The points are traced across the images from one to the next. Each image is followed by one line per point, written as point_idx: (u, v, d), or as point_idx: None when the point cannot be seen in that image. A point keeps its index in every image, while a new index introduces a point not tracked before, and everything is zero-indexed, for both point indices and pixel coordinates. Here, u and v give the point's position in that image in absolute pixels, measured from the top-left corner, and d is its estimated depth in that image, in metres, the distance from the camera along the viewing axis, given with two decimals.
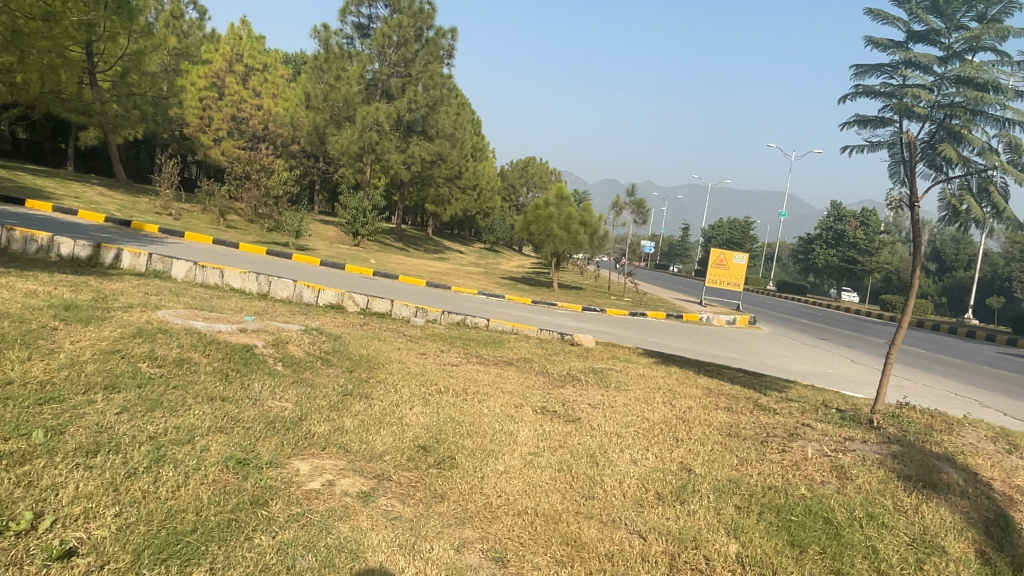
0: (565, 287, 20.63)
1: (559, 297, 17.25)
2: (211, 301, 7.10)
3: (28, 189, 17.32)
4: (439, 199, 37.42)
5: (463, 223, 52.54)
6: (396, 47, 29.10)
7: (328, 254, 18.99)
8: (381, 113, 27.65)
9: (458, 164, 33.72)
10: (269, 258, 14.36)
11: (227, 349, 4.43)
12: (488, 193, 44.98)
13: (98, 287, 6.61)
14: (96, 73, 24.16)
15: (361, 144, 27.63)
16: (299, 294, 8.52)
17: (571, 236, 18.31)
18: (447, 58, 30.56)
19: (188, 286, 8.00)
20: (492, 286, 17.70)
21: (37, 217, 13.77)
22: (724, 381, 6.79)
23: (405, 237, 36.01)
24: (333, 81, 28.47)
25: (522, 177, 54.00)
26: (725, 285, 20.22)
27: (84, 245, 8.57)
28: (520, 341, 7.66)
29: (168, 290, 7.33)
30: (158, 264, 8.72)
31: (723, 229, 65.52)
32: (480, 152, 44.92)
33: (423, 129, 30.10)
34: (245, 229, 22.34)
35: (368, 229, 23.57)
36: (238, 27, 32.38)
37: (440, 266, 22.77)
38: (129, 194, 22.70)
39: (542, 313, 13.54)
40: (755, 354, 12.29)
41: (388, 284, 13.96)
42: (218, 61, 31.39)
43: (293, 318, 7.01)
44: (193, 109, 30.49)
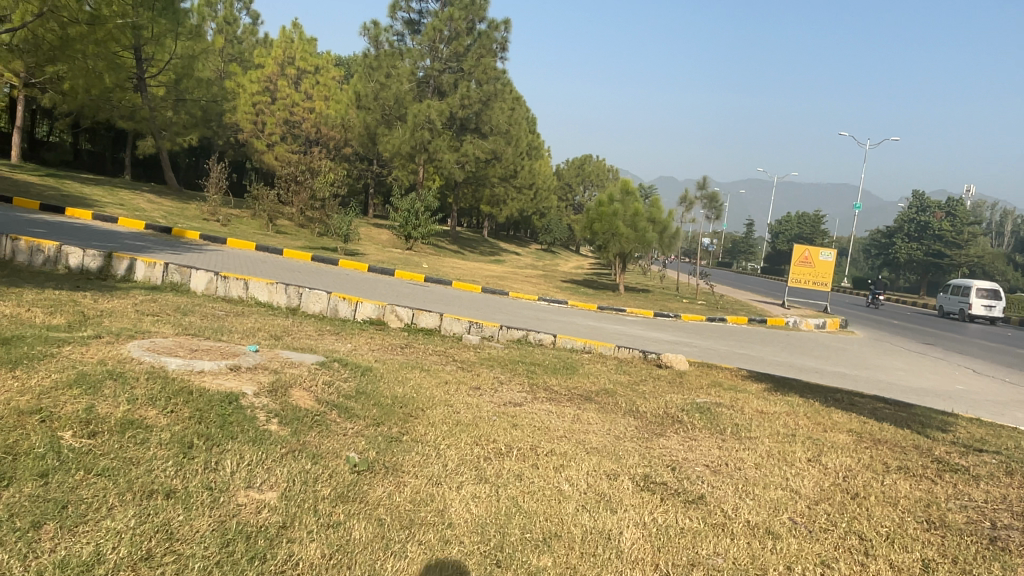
0: (632, 289, 19.11)
1: (628, 302, 15.70)
2: (224, 321, 5.89)
3: (70, 197, 16.73)
4: (493, 199, 36.28)
5: (519, 224, 51.28)
6: (448, 42, 27.84)
7: (378, 258, 17.97)
8: (433, 110, 26.58)
9: (513, 163, 32.56)
10: (312, 266, 13.30)
11: (199, 404, 3.11)
12: (544, 193, 43.66)
13: (90, 306, 5.50)
14: (146, 78, 23.79)
15: (413, 143, 26.67)
16: (334, 309, 7.29)
17: (638, 234, 16.63)
18: (500, 52, 29.22)
19: (205, 302, 6.87)
20: (553, 290, 16.30)
21: (74, 227, 13.05)
22: (868, 420, 5.27)
23: (459, 239, 35.03)
24: (383, 80, 27.63)
25: (578, 176, 52.62)
26: (812, 285, 18.37)
27: (94, 255, 7.52)
28: (596, 365, 6.22)
29: (178, 308, 6.18)
30: (176, 276, 7.56)
31: (791, 225, 62.49)
32: (535, 149, 43.58)
33: (477, 126, 28.92)
34: (294, 234, 21.60)
35: (421, 232, 22.45)
36: (289, 30, 31.87)
37: (497, 269, 21.55)
38: (179, 201, 22.15)
39: (611, 322, 12.07)
40: (864, 368, 10.49)
41: (440, 292, 12.73)
42: (270, 66, 30.86)
43: (320, 339, 5.73)
44: (247, 114, 30.09)
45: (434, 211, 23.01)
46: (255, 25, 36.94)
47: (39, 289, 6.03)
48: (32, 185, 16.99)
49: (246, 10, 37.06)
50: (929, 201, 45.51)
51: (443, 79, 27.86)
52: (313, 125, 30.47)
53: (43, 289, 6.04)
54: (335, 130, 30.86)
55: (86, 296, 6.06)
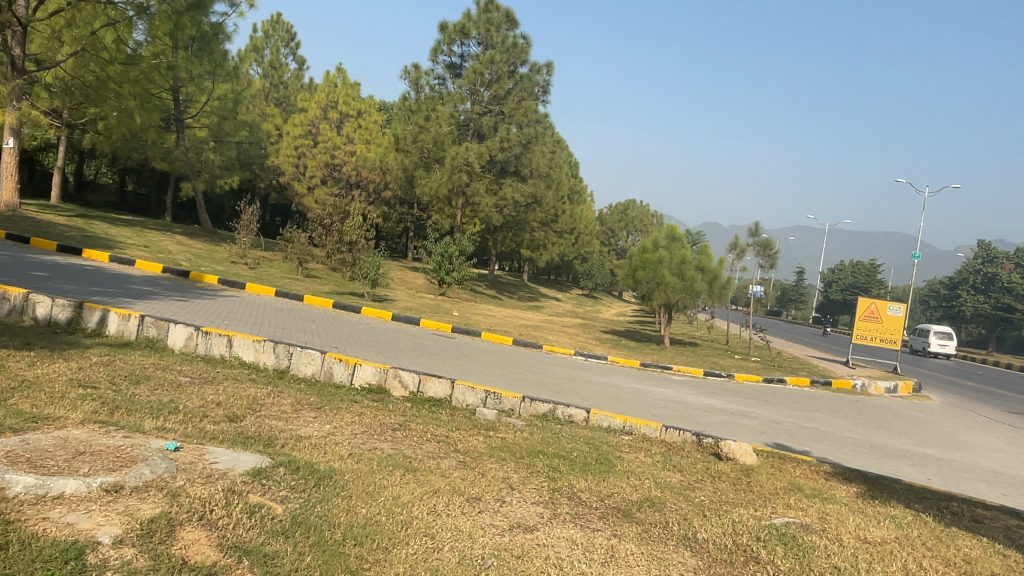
0: (679, 342, 17.70)
1: (674, 358, 14.32)
2: (178, 394, 4.80)
3: (92, 238, 16.27)
4: (533, 243, 35.34)
5: (560, 269, 50.31)
6: (489, 85, 27.16)
7: (406, 305, 16.99)
8: (472, 153, 25.81)
9: (554, 207, 31.70)
10: (332, 315, 12.34)
11: (13, 568, 2.02)
12: (585, 238, 42.68)
13: (13, 373, 4.49)
14: (183, 119, 23.65)
15: (450, 186, 26.04)
16: (329, 372, 6.22)
17: (685, 284, 15.33)
18: (542, 95, 28.50)
19: (179, 366, 5.84)
20: (592, 342, 15.02)
21: (85, 269, 12.38)
22: (1016, 556, 3.89)
23: (498, 284, 34.10)
24: (422, 122, 27.14)
25: (621, 222, 51.58)
26: (879, 342, 16.77)
27: (64, 305, 6.61)
28: (640, 457, 4.94)
29: (138, 375, 5.16)
30: (153, 330, 6.56)
31: (844, 273, 60.19)
32: (577, 195, 42.71)
33: (517, 169, 28.21)
34: (324, 278, 20.88)
35: (455, 277, 21.47)
36: (333, 75, 31.70)
37: (533, 318, 20.40)
38: (209, 243, 21.68)
39: (656, 384, 10.74)
40: (955, 448, 8.94)
41: (465, 345, 11.60)
42: (313, 109, 30.29)
43: (293, 420, 4.61)
44: (288, 157, 29.74)
45: (469, 255, 22.05)
46: (301, 70, 37.24)
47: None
48: (56, 225, 16.57)
49: (291, 55, 37.33)
50: (996, 251, 42.99)
51: (483, 122, 27.12)
52: (353, 169, 30.01)
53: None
54: (374, 172, 30.39)
55: (22, 356, 5.07)
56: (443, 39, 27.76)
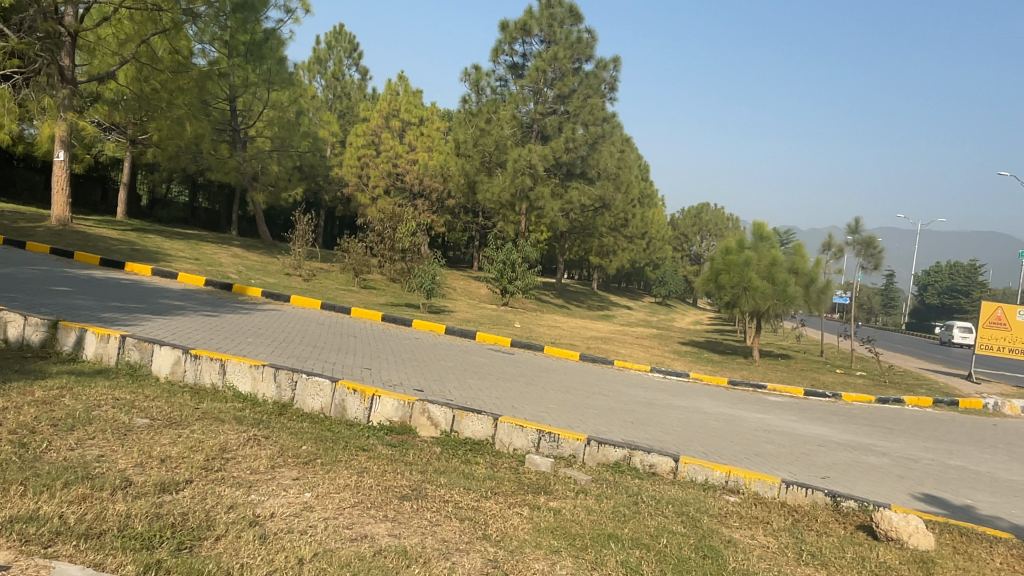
0: (771, 355, 15.74)
1: (767, 374, 12.45)
2: (116, 446, 3.52)
3: (142, 252, 15.72)
4: (602, 250, 33.69)
5: (632, 276, 48.46)
6: (553, 84, 25.80)
7: (465, 316, 15.72)
8: (535, 155, 24.45)
9: (624, 211, 29.99)
10: (379, 329, 11.14)
11: None
12: (656, 243, 40.81)
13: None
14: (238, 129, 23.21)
15: (513, 190, 24.79)
16: (341, 406, 4.90)
17: (778, 289, 13.46)
18: (609, 92, 26.97)
19: (154, 401, 4.63)
20: (670, 357, 13.29)
21: (121, 284, 11.57)
22: None
23: (566, 293, 32.54)
24: (483, 125, 25.91)
25: (695, 226, 49.27)
26: (1007, 353, 14.41)
27: (37, 325, 5.50)
28: (760, 545, 3.34)
29: (76, 415, 3.91)
30: (134, 354, 5.38)
31: (941, 276, 55.78)
32: (648, 198, 40.80)
33: (584, 171, 26.64)
34: (382, 290, 19.92)
35: (519, 286, 20.07)
36: (395, 83, 30.97)
37: (605, 329, 18.82)
38: (267, 256, 21.02)
39: (751, 408, 9.00)
40: None
41: (525, 362, 10.13)
42: (375, 118, 29.24)
43: (265, 488, 3.28)
44: (351, 168, 28.89)
45: (533, 263, 20.64)
46: (364, 80, 36.86)
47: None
48: (107, 239, 16.08)
49: (354, 66, 36.90)
50: None
51: (547, 122, 25.71)
52: (416, 177, 29.04)
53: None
54: (436, 180, 29.35)
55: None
56: (504, 38, 26.52)
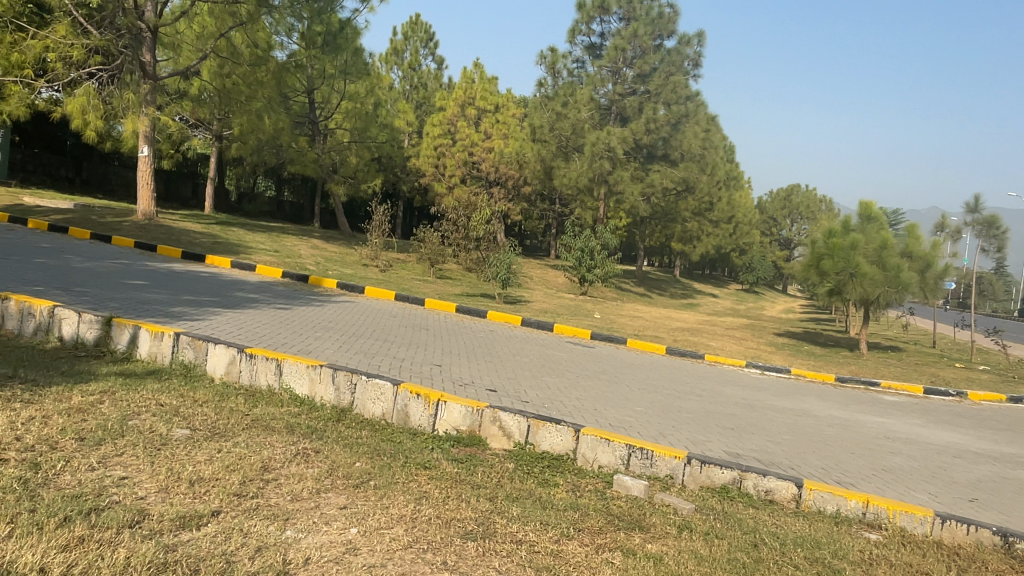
0: (878, 347, 14.38)
1: (877, 370, 11.26)
2: (144, 465, 3.07)
3: (222, 245, 15.84)
4: (685, 235, 32.31)
5: (717, 263, 46.65)
6: (632, 62, 24.74)
7: (543, 307, 15.08)
8: (614, 137, 23.48)
9: (708, 194, 28.57)
10: (453, 322, 10.65)
11: None
12: (743, 227, 39.05)
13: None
14: (316, 121, 23.30)
15: (591, 175, 23.91)
16: (403, 412, 4.36)
17: (888, 275, 12.31)
18: (692, 69, 25.70)
19: (204, 404, 4.23)
20: (766, 350, 12.25)
21: (198, 277, 11.53)
22: None
23: (647, 281, 31.41)
24: (560, 109, 25.11)
25: (784, 209, 46.88)
26: None
27: (91, 322, 5.23)
28: None
29: (106, 425, 3.47)
30: (187, 352, 4.99)
31: None
32: (735, 181, 38.98)
33: (666, 153, 25.45)
34: (458, 280, 19.55)
35: (598, 274, 19.26)
36: (470, 70, 30.55)
37: (691, 319, 17.81)
38: (344, 247, 21.01)
39: (866, 410, 7.97)
40: None
41: (607, 356, 9.40)
42: (451, 107, 28.79)
43: (303, 522, 2.73)
44: (428, 158, 28.64)
45: (613, 250, 19.79)
46: (441, 69, 36.65)
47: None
48: (190, 233, 16.30)
49: (430, 55, 36.57)
50: None
51: (627, 103, 24.72)
52: (492, 165, 28.56)
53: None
54: (512, 167, 28.77)
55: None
56: (581, 17, 25.57)
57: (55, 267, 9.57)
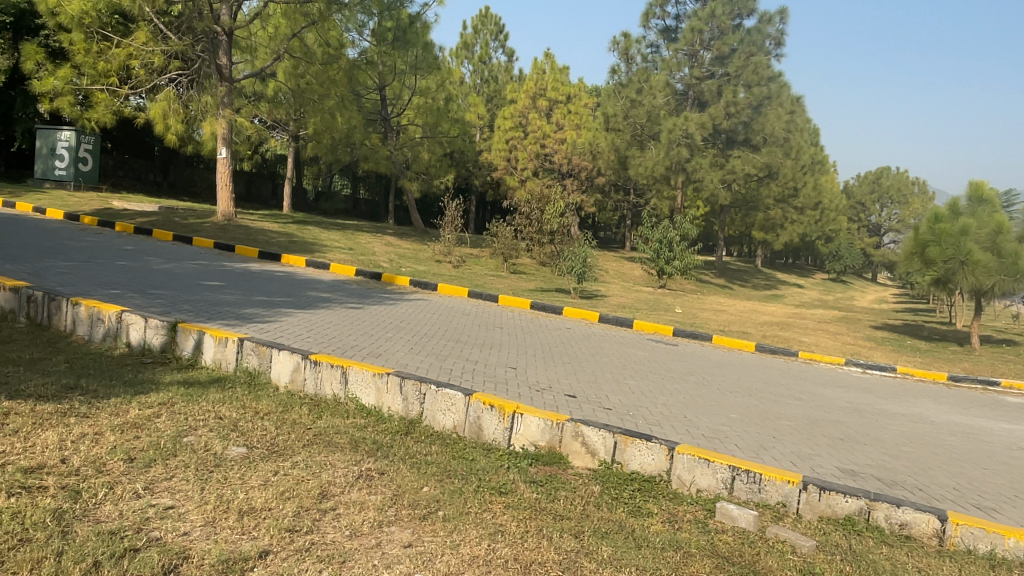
0: (992, 342, 13.11)
1: (996, 368, 10.17)
2: (193, 492, 2.78)
3: (298, 244, 15.96)
4: (768, 223, 30.91)
5: (801, 252, 44.56)
6: (710, 44, 23.75)
7: (621, 302, 14.48)
8: (692, 123, 22.54)
9: (793, 180, 27.16)
10: (528, 319, 10.24)
11: None
12: (829, 214, 37.09)
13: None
14: (387, 118, 23.35)
15: (668, 163, 23.05)
16: (475, 424, 3.97)
17: (1004, 263, 11.17)
18: (774, 49, 24.46)
19: (268, 416, 3.98)
20: (866, 346, 11.31)
21: (274, 277, 11.54)
22: None
23: (728, 272, 30.21)
24: (634, 96, 24.33)
25: (873, 193, 44.34)
26: None
27: (157, 328, 5.09)
28: None
29: (158, 444, 3.21)
30: (252, 359, 4.77)
31: None
32: (820, 165, 37.06)
33: (747, 138, 24.28)
34: (532, 275, 19.14)
35: (677, 266, 18.50)
36: (541, 60, 30.09)
37: (779, 313, 16.81)
38: (417, 243, 20.97)
39: (991, 415, 7.11)
40: None
41: (692, 355, 8.80)
42: (522, 99, 28.44)
43: (364, 571, 2.36)
44: (500, 151, 28.29)
45: (693, 240, 18.97)
46: (511, 61, 36.27)
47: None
48: (267, 232, 16.52)
49: (500, 48, 36.25)
50: None
51: (705, 87, 23.69)
52: (565, 157, 28.02)
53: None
54: (585, 158, 28.13)
55: (16, 410, 3.40)
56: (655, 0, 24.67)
57: (136, 270, 9.72)
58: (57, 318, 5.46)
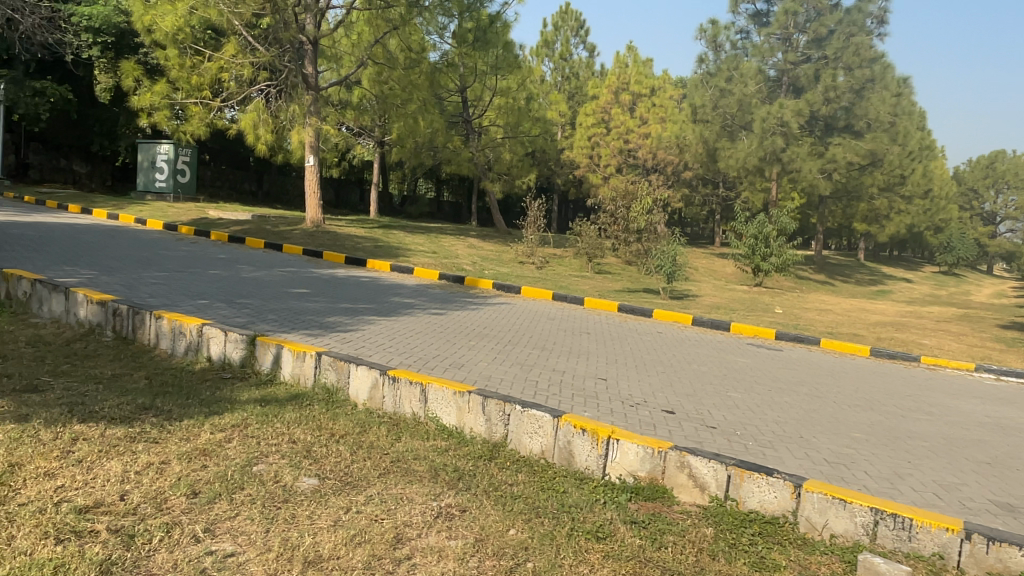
0: None
1: None
2: (258, 535, 2.50)
3: (382, 248, 15.99)
4: (871, 214, 28.99)
5: (907, 244, 41.73)
6: (806, 27, 22.46)
7: (715, 302, 13.71)
8: (787, 111, 21.32)
9: (900, 167, 25.31)
10: (617, 323, 9.74)
11: None
12: (939, 202, 34.51)
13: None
14: (469, 119, 23.24)
15: (762, 154, 21.87)
16: (565, 449, 3.56)
17: None
18: (875, 28, 22.88)
19: (342, 437, 3.71)
20: (997, 349, 10.17)
21: (358, 282, 11.51)
22: None
23: (828, 267, 28.49)
24: (723, 85, 23.27)
25: (988, 178, 41.02)
26: None
27: (237, 342, 4.95)
28: None
29: (223, 473, 2.97)
30: (328, 375, 4.53)
31: None
32: (928, 150, 34.54)
33: (848, 124, 22.77)
34: (619, 274, 18.52)
35: (775, 263, 17.44)
36: (624, 54, 29.40)
37: (890, 311, 15.54)
38: (501, 245, 20.73)
39: None
40: None
41: (798, 361, 8.07)
42: (604, 94, 27.79)
43: None
44: (582, 148, 27.70)
45: (791, 235, 17.87)
46: (593, 57, 35.63)
47: (24, 421, 3.40)
48: (353, 237, 16.66)
49: (581, 44, 35.66)
50: None
51: (800, 72, 22.42)
52: (649, 152, 27.18)
53: (32, 420, 3.38)
54: (672, 152, 27.17)
55: (85, 435, 3.25)
56: None
57: (226, 278, 9.85)
58: (142, 332, 5.44)
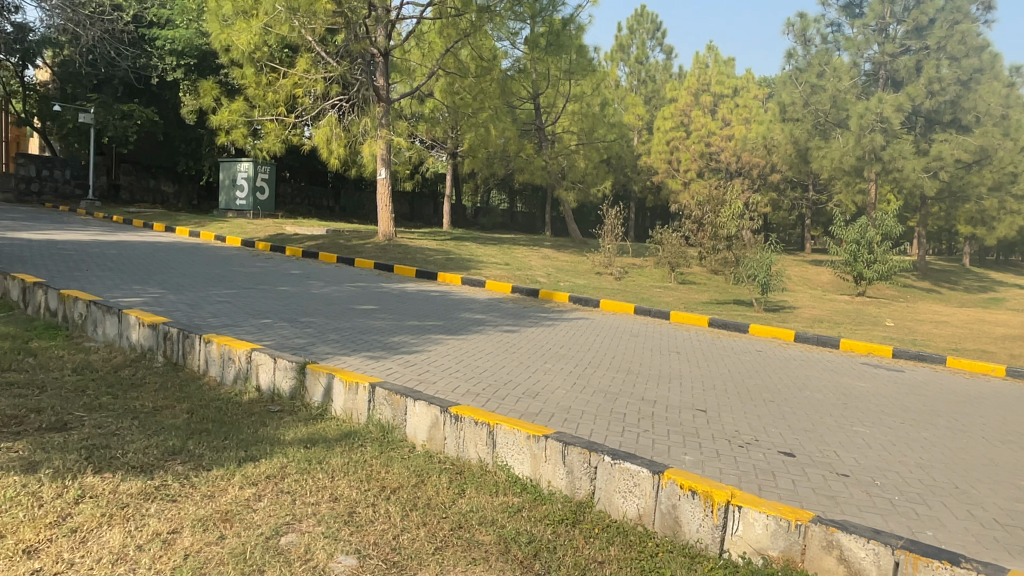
0: None
1: None
2: None
3: (455, 260, 15.52)
4: (980, 215, 26.68)
5: (1017, 246, 38.49)
6: (904, 16, 20.92)
7: (815, 314, 12.52)
8: (887, 105, 19.71)
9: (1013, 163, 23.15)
10: (707, 339, 8.86)
11: None
12: None
13: None
14: (542, 126, 22.60)
15: (860, 153, 20.25)
16: (670, 513, 2.83)
17: None
18: (983, 13, 21.02)
19: (395, 491, 3.08)
20: None
21: (428, 297, 11.01)
22: None
23: (932, 273, 26.34)
24: (814, 81, 21.85)
25: None
26: None
27: (286, 370, 4.43)
28: None
29: (237, 551, 2.37)
30: (385, 411, 3.93)
31: None
32: None
33: (955, 118, 20.92)
34: (704, 285, 17.44)
35: (879, 270, 15.98)
36: (703, 54, 28.29)
37: (1017, 322, 13.87)
38: (577, 255, 20.00)
39: None
40: None
41: (925, 384, 7.00)
42: (683, 96, 26.69)
43: None
44: (660, 153, 26.63)
45: (895, 239, 16.34)
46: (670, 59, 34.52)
47: (30, 473, 2.93)
48: (425, 250, 16.27)
49: (658, 46, 34.61)
50: None
51: (900, 64, 20.86)
52: (733, 154, 25.85)
53: (39, 472, 2.92)
54: (757, 154, 25.75)
55: (93, 492, 2.75)
56: None
57: (292, 295, 9.51)
58: (192, 357, 5.02)
